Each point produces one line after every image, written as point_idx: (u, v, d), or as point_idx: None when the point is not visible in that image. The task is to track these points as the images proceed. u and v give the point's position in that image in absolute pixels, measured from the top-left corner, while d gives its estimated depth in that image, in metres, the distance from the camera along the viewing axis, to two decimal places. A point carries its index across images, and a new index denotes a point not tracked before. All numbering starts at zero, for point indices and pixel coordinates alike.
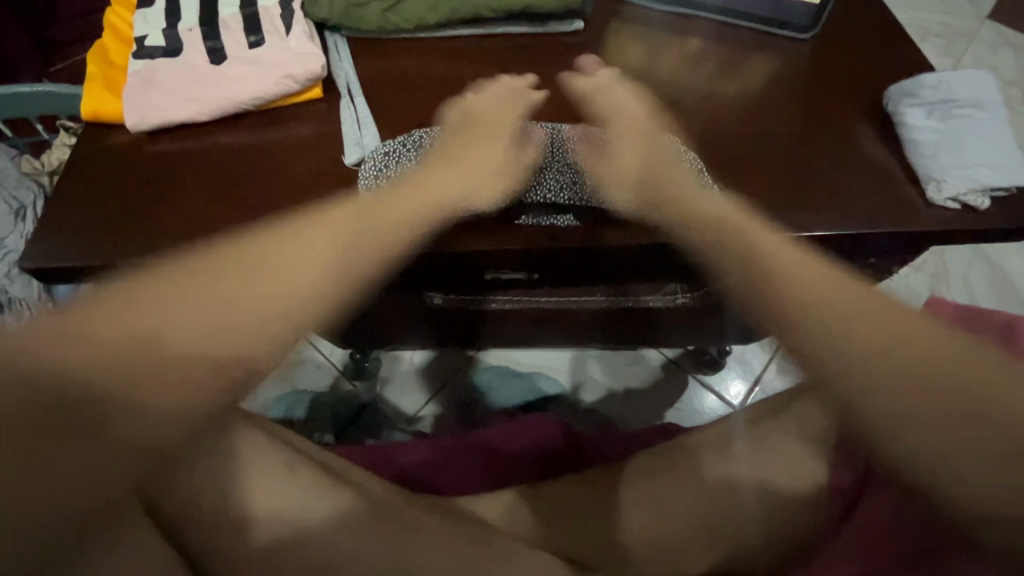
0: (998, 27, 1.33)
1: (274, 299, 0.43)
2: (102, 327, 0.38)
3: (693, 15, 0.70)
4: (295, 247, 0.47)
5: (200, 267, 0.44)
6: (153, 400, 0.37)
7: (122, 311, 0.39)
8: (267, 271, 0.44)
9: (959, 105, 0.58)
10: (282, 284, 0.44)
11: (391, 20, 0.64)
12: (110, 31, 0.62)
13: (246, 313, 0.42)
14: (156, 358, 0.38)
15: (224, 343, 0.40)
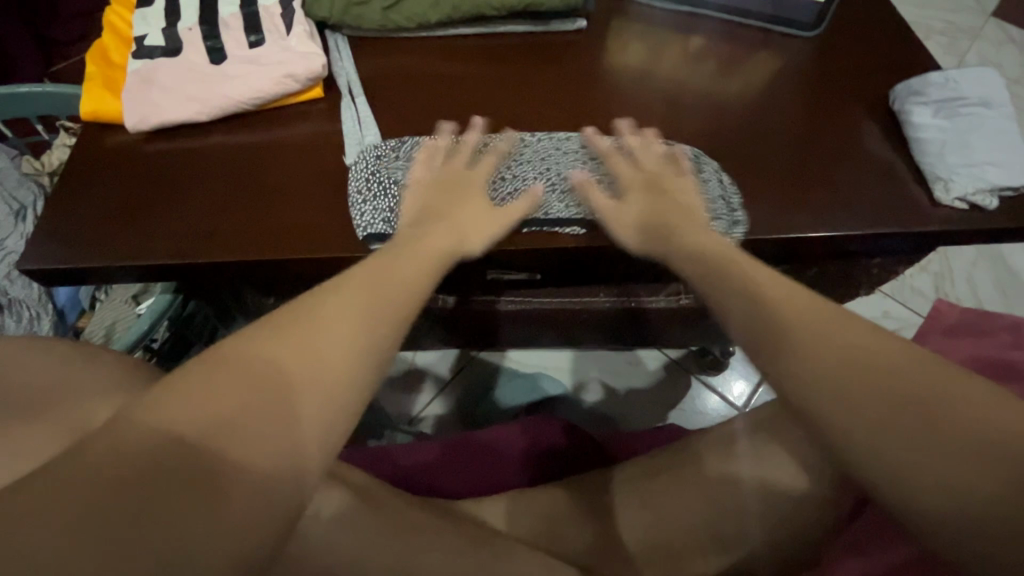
0: (1003, 24, 1.33)
1: (338, 363, 0.31)
2: (192, 406, 0.27)
3: (697, 13, 0.69)
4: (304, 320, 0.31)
5: (292, 322, 0.31)
6: (259, 470, 0.27)
7: (227, 378, 0.28)
8: (361, 322, 0.32)
9: (966, 103, 0.57)
10: (362, 341, 0.32)
11: (392, 19, 0.63)
12: (110, 31, 0.62)
13: (242, 397, 0.28)
14: (280, 412, 0.28)
15: (327, 412, 0.29)
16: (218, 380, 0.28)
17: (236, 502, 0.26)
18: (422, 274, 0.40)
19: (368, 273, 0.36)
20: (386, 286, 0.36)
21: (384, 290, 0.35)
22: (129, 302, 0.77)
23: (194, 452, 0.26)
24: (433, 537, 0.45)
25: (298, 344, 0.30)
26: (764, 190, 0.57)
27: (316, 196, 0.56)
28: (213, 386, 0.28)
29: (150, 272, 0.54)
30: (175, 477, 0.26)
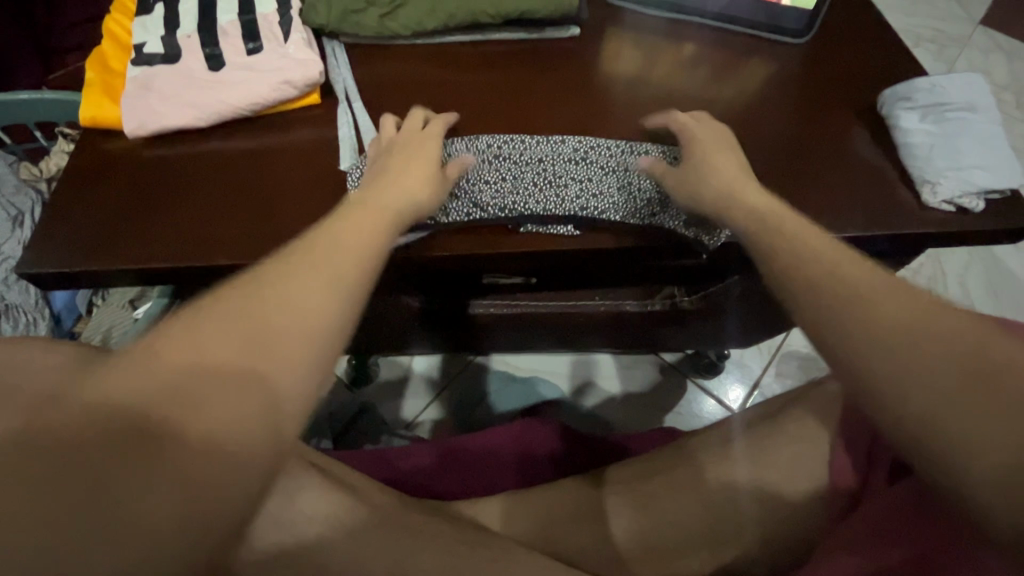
0: (991, 32, 1.35)
1: (280, 326, 0.32)
2: (143, 377, 0.29)
3: (689, 20, 0.71)
4: (249, 299, 0.33)
5: (236, 294, 0.33)
6: (212, 436, 0.28)
7: (177, 349, 0.30)
8: (303, 286, 0.34)
9: (953, 108, 0.58)
10: (304, 304, 0.33)
11: (389, 26, 0.64)
12: (109, 38, 0.62)
13: (192, 367, 0.29)
14: (225, 378, 0.30)
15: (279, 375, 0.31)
16: (166, 351, 0.30)
17: (186, 467, 0.28)
18: (366, 233, 0.40)
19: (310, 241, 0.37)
20: (328, 250, 0.37)
21: (327, 254, 0.36)
22: (125, 307, 0.77)
23: (147, 422, 0.28)
24: (429, 537, 0.45)
25: (239, 314, 0.32)
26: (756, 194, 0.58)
27: (316, 202, 0.56)
28: (159, 363, 0.29)
29: (151, 277, 0.54)
30: (132, 447, 0.27)
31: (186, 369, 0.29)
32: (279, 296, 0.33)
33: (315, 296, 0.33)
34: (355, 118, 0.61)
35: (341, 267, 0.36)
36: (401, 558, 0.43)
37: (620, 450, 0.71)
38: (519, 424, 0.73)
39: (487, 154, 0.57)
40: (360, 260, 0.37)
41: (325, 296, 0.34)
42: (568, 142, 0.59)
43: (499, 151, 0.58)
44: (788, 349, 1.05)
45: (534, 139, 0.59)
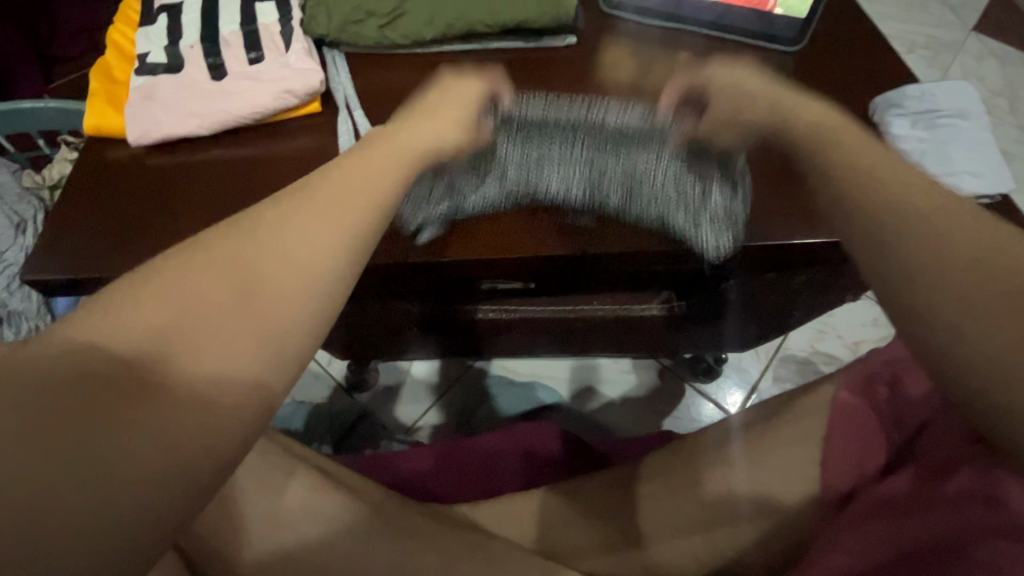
0: (983, 37, 1.36)
1: (284, 275, 0.28)
2: (130, 317, 0.25)
3: (684, 29, 0.72)
4: (255, 231, 0.29)
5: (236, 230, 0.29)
6: (205, 390, 0.25)
7: (171, 288, 0.26)
8: (318, 233, 0.29)
9: (943, 114, 0.59)
10: (316, 253, 0.29)
11: (388, 36, 0.65)
12: (112, 49, 0.63)
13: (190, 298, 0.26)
14: (229, 323, 0.26)
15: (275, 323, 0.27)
16: (159, 288, 0.26)
17: (177, 420, 0.24)
18: (380, 170, 0.35)
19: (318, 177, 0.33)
20: (343, 184, 0.32)
21: (341, 195, 0.31)
22: None
23: (132, 368, 0.24)
24: (428, 539, 0.46)
25: (241, 256, 0.28)
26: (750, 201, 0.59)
27: None
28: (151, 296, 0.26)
29: None
30: (112, 398, 0.23)
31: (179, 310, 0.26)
32: (291, 224, 0.29)
33: (326, 239, 0.30)
34: (355, 127, 0.62)
35: (356, 205, 0.31)
36: (401, 560, 0.43)
37: (619, 454, 0.72)
38: (519, 429, 0.74)
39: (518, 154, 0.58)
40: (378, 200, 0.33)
41: (343, 240, 0.30)
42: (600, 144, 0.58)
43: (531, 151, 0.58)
44: (786, 353, 1.05)
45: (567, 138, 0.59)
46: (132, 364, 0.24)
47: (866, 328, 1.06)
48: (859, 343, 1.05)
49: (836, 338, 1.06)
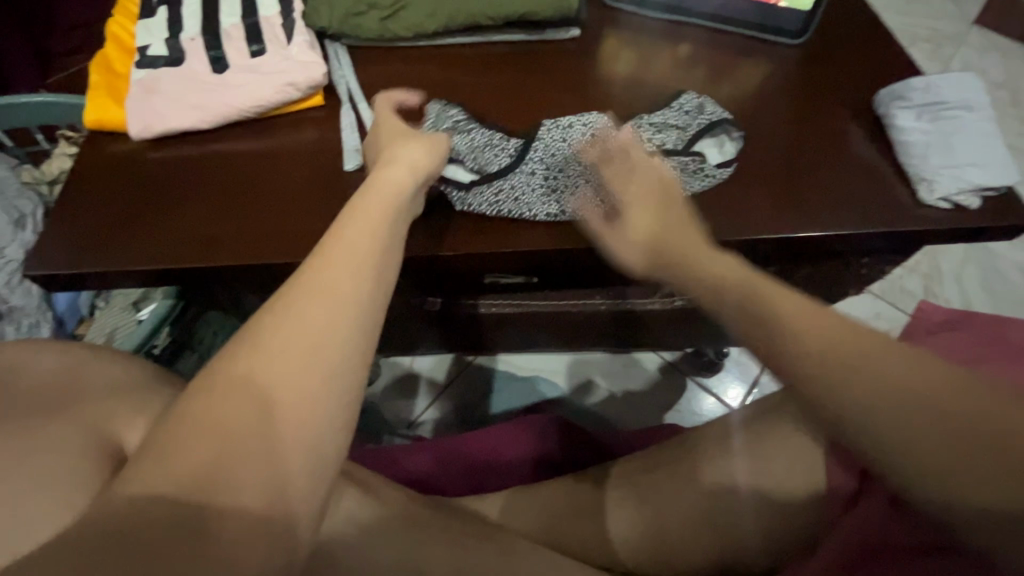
0: (984, 31, 1.36)
1: (297, 368, 0.30)
2: (171, 458, 0.28)
3: (687, 22, 0.71)
4: (255, 352, 0.31)
5: (242, 341, 0.31)
6: (247, 508, 0.28)
7: (197, 417, 0.29)
8: (319, 326, 0.32)
9: (948, 106, 0.59)
10: (326, 337, 0.31)
11: (391, 28, 0.65)
12: (111, 41, 0.63)
13: (212, 438, 0.28)
14: (252, 459, 0.29)
15: (300, 431, 0.30)
16: (187, 417, 0.29)
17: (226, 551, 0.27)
18: (362, 241, 0.36)
19: (312, 265, 0.34)
20: (336, 270, 0.34)
21: (328, 284, 0.33)
22: (128, 309, 0.77)
23: (178, 510, 0.27)
24: (435, 533, 0.46)
25: (247, 373, 0.30)
26: (753, 195, 0.59)
27: (328, 202, 0.57)
28: (182, 440, 0.28)
29: (165, 276, 0.54)
30: (171, 531, 0.26)
31: (213, 433, 0.28)
32: (288, 339, 0.31)
33: (333, 320, 0.32)
34: (357, 119, 0.62)
35: (347, 287, 0.33)
36: (406, 554, 0.44)
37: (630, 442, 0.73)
38: (528, 421, 0.74)
39: (510, 148, 0.59)
40: (365, 272, 0.35)
41: (331, 329, 0.32)
42: (606, 144, 0.59)
43: (529, 146, 0.59)
44: None
45: (557, 134, 0.60)
46: (179, 505, 0.27)
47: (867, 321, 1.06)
48: None
49: None
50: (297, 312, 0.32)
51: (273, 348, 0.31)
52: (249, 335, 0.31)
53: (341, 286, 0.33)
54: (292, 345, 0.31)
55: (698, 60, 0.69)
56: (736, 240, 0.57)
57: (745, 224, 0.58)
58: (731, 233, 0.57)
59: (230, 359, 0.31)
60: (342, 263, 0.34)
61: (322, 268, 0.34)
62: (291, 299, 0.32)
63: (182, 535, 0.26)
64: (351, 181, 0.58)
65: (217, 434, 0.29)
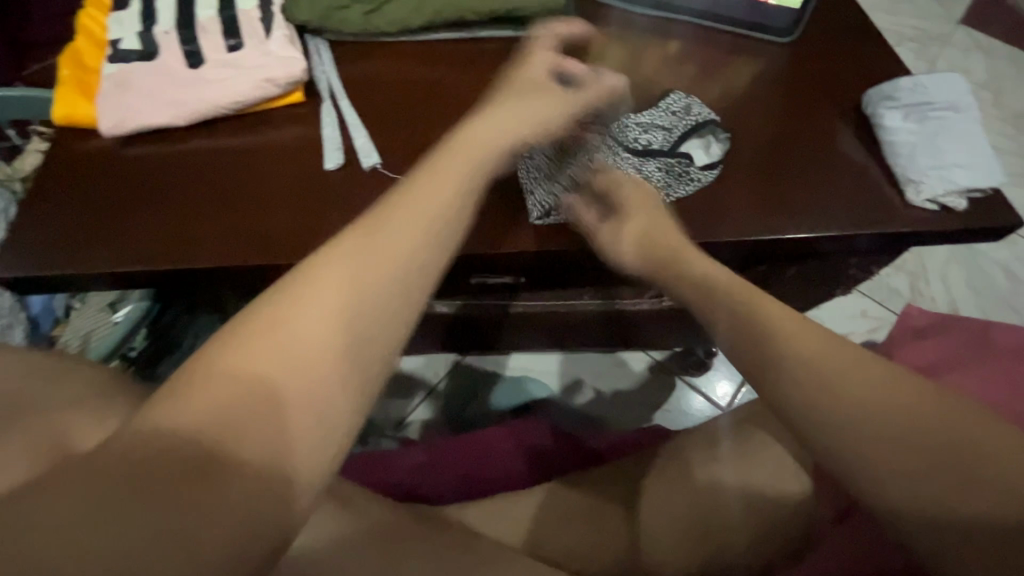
0: (970, 31, 1.37)
1: (332, 333, 0.27)
2: (193, 401, 0.25)
3: (675, 19, 0.70)
4: (292, 316, 0.27)
5: (283, 292, 0.29)
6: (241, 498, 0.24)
7: (207, 380, 0.26)
8: (372, 297, 0.29)
9: (935, 107, 0.58)
10: (374, 308, 0.29)
11: (375, 23, 0.63)
12: (82, 34, 0.60)
13: (228, 403, 0.25)
14: (263, 438, 0.25)
15: (317, 415, 0.26)
16: (214, 364, 0.26)
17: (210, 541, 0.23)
18: (434, 208, 0.33)
19: (370, 225, 0.31)
20: (390, 232, 0.31)
21: (392, 253, 0.30)
22: (103, 310, 0.75)
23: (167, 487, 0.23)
24: (417, 541, 0.45)
25: (280, 338, 0.27)
26: (742, 195, 0.59)
27: (310, 202, 0.55)
28: (198, 400, 0.25)
29: (137, 277, 0.53)
30: (172, 488, 0.23)
31: (239, 388, 0.26)
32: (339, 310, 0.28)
33: (379, 289, 0.29)
34: (339, 117, 0.60)
35: (407, 259, 0.30)
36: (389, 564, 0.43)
37: (615, 441, 0.74)
38: (511, 426, 0.76)
39: None
40: (434, 242, 0.31)
41: (381, 304, 0.29)
42: (611, 135, 0.57)
43: None
44: None
45: None
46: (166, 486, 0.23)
47: (854, 320, 1.06)
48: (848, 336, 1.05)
49: None
50: (356, 279, 0.29)
51: (315, 316, 0.28)
52: (291, 296, 0.28)
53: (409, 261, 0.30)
54: (340, 318, 0.28)
55: (686, 58, 0.68)
56: (723, 240, 0.57)
57: (732, 225, 0.57)
58: (717, 234, 0.57)
59: (271, 318, 0.28)
60: (416, 232, 0.31)
61: (390, 233, 0.31)
62: (360, 260, 0.29)
63: (182, 494, 0.23)
64: (333, 180, 0.57)
65: (232, 400, 0.25)
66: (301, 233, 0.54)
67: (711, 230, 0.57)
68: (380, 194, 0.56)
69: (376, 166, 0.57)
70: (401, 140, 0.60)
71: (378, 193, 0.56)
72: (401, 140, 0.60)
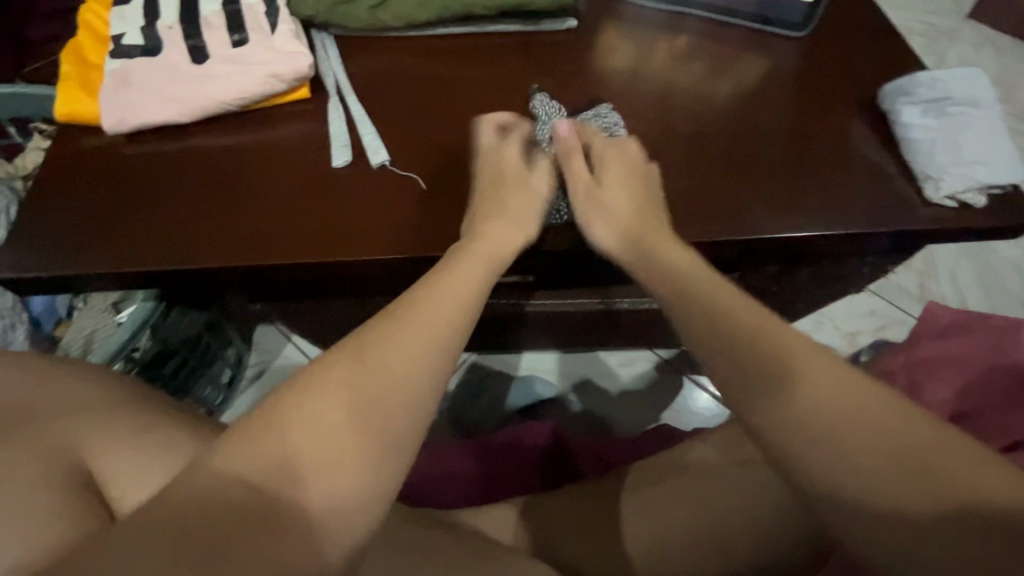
0: (979, 26, 1.35)
1: (349, 416, 0.32)
2: (272, 438, 0.31)
3: (687, 13, 0.69)
4: (325, 398, 0.33)
5: (346, 351, 0.35)
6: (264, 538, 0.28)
7: (260, 436, 0.31)
8: (389, 384, 0.34)
9: (954, 102, 0.57)
10: (393, 395, 0.34)
11: (381, 17, 0.62)
12: (84, 29, 0.59)
13: (266, 462, 0.30)
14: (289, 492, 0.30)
15: (332, 481, 0.31)
16: (280, 418, 0.32)
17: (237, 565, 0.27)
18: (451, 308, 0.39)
19: (410, 306, 0.38)
20: (436, 314, 0.38)
21: (406, 353, 0.35)
22: (108, 311, 0.74)
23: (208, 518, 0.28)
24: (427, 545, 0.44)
25: (314, 415, 0.32)
26: (755, 193, 0.58)
27: (311, 205, 0.54)
28: (251, 452, 0.31)
29: (140, 278, 0.52)
30: (255, 510, 0.29)
31: (311, 429, 0.32)
32: (364, 395, 0.33)
33: (425, 360, 0.35)
34: (346, 113, 0.59)
35: (423, 356, 0.35)
36: None
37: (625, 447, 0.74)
38: (526, 429, 0.74)
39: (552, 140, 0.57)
40: (445, 340, 0.37)
41: (401, 396, 0.34)
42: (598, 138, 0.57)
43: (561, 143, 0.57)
44: None
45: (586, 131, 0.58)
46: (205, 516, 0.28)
47: (863, 319, 1.05)
48: (856, 334, 1.04)
49: (833, 329, 1.05)
50: (373, 368, 0.34)
51: (342, 399, 0.33)
52: (326, 375, 0.34)
53: (428, 360, 0.35)
54: (367, 401, 0.33)
55: (698, 54, 0.67)
56: (736, 238, 0.55)
57: (745, 224, 0.56)
58: (732, 232, 0.56)
59: (310, 396, 0.33)
60: (428, 324, 0.37)
61: (409, 331, 0.36)
62: (380, 355, 0.35)
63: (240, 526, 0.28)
64: (341, 178, 0.55)
65: (275, 458, 0.31)
66: (302, 235, 0.53)
67: (724, 228, 0.56)
68: (383, 193, 0.55)
69: (385, 164, 0.56)
70: (409, 136, 0.58)
71: (383, 192, 0.55)
72: (409, 136, 0.58)
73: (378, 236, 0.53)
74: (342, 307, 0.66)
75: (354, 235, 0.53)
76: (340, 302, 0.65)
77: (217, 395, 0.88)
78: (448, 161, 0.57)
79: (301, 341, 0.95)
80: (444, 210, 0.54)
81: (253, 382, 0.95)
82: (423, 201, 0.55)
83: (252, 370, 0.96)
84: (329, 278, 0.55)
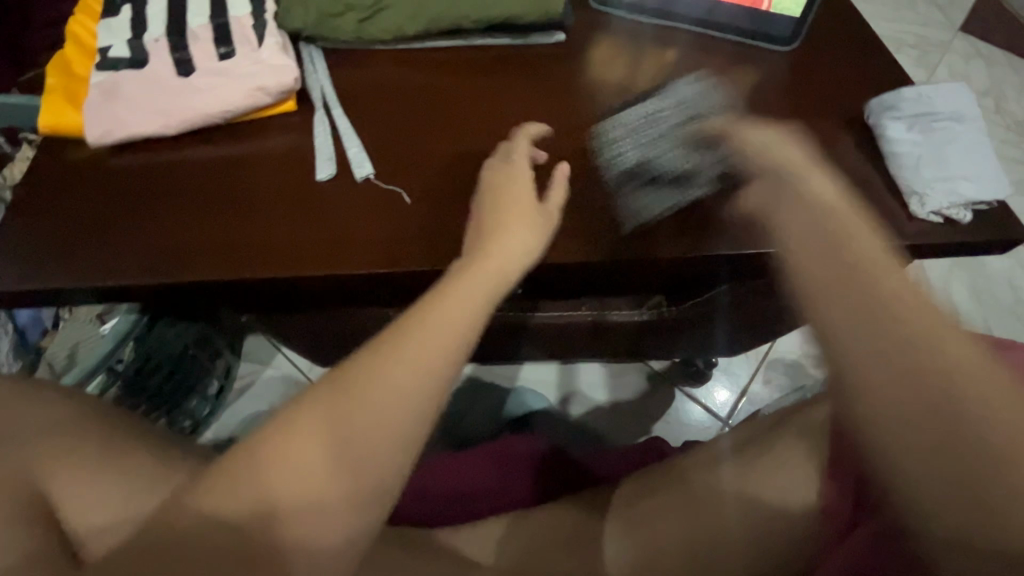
0: (971, 38, 1.36)
1: (327, 449, 0.34)
2: (249, 469, 0.33)
3: (674, 27, 0.70)
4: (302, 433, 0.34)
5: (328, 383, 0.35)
6: None
7: (238, 470, 0.33)
8: (374, 412, 0.34)
9: (940, 117, 0.57)
10: (373, 424, 0.34)
11: (369, 31, 0.62)
12: (70, 41, 0.59)
13: (247, 497, 0.33)
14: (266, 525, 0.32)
15: (307, 514, 0.33)
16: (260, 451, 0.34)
17: None
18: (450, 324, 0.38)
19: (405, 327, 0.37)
20: (426, 337, 0.36)
21: (395, 379, 0.35)
22: (93, 322, 0.73)
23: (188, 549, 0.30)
24: None
25: (292, 448, 0.34)
26: None
27: (297, 219, 0.54)
28: (231, 485, 0.33)
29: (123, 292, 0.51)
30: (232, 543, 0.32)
31: (288, 462, 0.33)
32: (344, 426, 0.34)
33: (409, 389, 0.35)
34: (332, 126, 0.59)
35: (407, 380, 0.35)
36: None
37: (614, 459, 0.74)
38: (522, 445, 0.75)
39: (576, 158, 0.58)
40: (435, 361, 0.36)
41: (386, 419, 0.34)
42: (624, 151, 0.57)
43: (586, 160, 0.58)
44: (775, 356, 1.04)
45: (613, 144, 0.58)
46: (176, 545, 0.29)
47: None
48: None
49: None
50: (360, 397, 0.34)
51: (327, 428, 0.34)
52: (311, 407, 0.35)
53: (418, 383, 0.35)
54: (348, 432, 0.34)
55: (685, 68, 0.67)
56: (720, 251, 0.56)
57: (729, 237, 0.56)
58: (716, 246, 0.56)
59: (288, 427, 0.34)
60: (422, 342, 0.36)
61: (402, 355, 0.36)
62: (365, 382, 0.35)
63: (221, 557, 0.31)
64: (327, 192, 0.55)
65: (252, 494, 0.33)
66: (286, 249, 0.52)
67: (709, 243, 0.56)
68: (368, 206, 0.55)
69: (371, 177, 0.56)
70: (394, 149, 0.58)
71: (367, 205, 0.55)
72: (395, 150, 0.58)
73: (364, 251, 0.53)
74: (330, 319, 0.66)
75: (340, 249, 0.53)
76: (328, 315, 0.65)
77: (205, 406, 0.88)
78: (434, 174, 0.57)
79: (290, 352, 0.94)
80: (431, 224, 0.54)
81: (242, 393, 0.94)
82: (408, 215, 0.54)
83: (241, 381, 0.95)
84: (315, 292, 0.54)
